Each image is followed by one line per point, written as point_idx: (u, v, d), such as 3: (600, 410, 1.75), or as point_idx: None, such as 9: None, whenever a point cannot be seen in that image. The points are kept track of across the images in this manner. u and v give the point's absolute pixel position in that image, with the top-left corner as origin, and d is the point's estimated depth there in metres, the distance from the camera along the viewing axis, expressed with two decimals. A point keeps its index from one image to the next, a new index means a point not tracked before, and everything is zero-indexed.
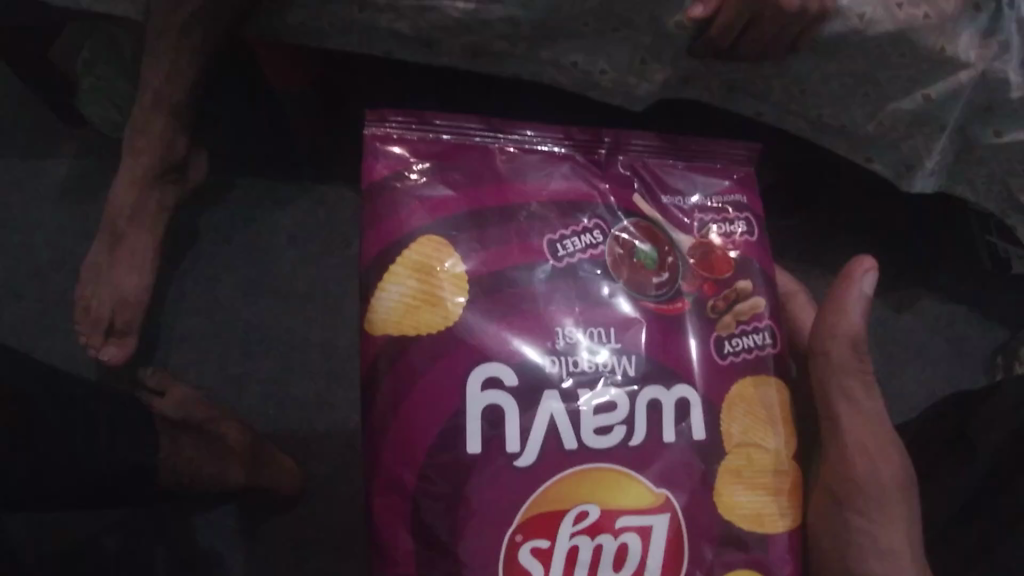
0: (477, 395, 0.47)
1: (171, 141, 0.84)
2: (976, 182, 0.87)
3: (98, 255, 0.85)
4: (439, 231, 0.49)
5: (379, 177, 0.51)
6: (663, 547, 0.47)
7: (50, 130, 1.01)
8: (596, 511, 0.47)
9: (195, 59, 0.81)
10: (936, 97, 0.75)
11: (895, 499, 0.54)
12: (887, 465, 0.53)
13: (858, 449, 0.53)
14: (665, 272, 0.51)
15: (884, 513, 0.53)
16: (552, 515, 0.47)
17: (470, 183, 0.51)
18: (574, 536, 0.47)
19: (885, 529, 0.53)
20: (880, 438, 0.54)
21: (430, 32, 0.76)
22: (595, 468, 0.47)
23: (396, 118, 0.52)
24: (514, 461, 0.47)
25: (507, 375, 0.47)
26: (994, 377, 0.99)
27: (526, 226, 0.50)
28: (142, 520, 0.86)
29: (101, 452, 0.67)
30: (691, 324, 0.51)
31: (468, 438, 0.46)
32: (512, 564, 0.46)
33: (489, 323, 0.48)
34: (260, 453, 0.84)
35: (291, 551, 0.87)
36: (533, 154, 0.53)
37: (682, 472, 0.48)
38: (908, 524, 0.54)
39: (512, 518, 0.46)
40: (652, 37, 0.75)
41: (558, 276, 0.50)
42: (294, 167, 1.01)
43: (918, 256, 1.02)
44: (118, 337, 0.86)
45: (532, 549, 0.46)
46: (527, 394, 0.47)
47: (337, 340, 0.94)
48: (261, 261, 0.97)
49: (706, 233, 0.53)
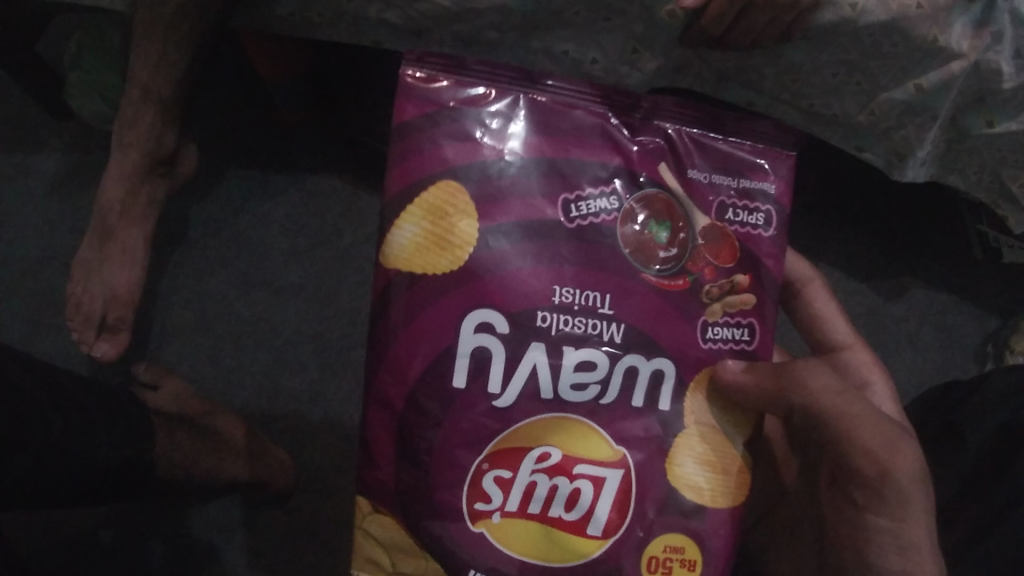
0: (474, 345, 0.46)
1: (161, 136, 0.83)
2: (967, 172, 0.87)
3: (89, 251, 0.84)
4: (457, 179, 0.47)
5: (410, 117, 0.48)
6: (613, 497, 0.47)
7: (39, 123, 1.00)
8: (557, 454, 0.47)
9: (182, 51, 0.80)
10: (927, 87, 0.75)
11: (921, 490, 0.51)
12: (908, 458, 0.51)
13: (863, 450, 0.51)
14: (674, 248, 0.49)
15: (910, 511, 0.50)
16: (519, 449, 0.47)
17: (495, 136, 0.47)
18: (534, 473, 0.47)
19: (910, 528, 0.50)
20: (887, 431, 0.51)
21: (420, 20, 0.76)
22: (566, 418, 0.47)
23: (432, 59, 0.48)
24: (495, 402, 0.47)
25: (502, 324, 0.47)
26: (984, 366, 0.99)
27: (536, 184, 0.48)
28: (136, 515, 0.86)
29: (98, 446, 0.67)
30: (687, 306, 0.49)
31: (454, 375, 0.46)
32: (473, 490, 0.47)
33: (481, 279, 0.47)
34: (255, 449, 0.84)
35: (285, 544, 0.87)
36: (567, 109, 0.49)
37: (636, 427, 0.48)
38: (933, 517, 0.51)
39: (479, 448, 0.47)
40: (643, 26, 0.74)
41: (565, 234, 0.48)
42: (284, 155, 1.00)
43: (908, 244, 1.03)
44: (112, 332, 0.85)
45: (495, 478, 0.47)
46: (520, 345, 0.47)
47: (330, 332, 0.94)
48: (252, 253, 0.97)
49: (724, 217, 0.50)
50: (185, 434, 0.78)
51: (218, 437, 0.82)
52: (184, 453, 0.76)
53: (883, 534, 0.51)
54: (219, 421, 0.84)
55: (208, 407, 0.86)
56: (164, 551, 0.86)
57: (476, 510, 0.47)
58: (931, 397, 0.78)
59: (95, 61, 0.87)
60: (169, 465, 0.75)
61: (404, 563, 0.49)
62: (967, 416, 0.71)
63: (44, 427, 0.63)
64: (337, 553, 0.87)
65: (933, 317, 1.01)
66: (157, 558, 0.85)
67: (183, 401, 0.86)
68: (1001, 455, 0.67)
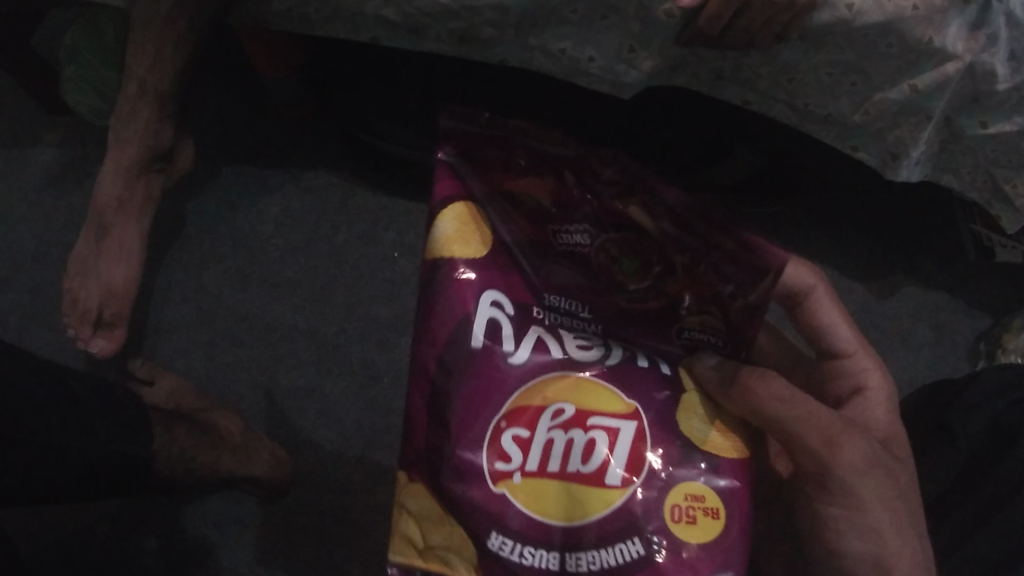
0: (485, 317, 0.44)
1: (157, 131, 0.83)
2: (961, 172, 0.88)
3: (85, 247, 0.84)
4: (471, 204, 0.46)
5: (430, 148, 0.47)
6: (630, 451, 0.43)
7: (35, 119, 1.00)
8: (571, 409, 0.43)
9: (179, 47, 0.81)
10: (923, 87, 0.76)
11: (877, 482, 0.48)
12: (853, 449, 0.47)
13: (806, 450, 0.47)
14: (648, 280, 0.47)
15: (864, 506, 0.48)
16: (531, 407, 0.43)
17: (491, 178, 0.47)
18: (550, 431, 0.43)
19: (870, 525, 0.48)
20: (830, 424, 0.47)
21: (417, 15, 0.77)
22: (570, 375, 0.44)
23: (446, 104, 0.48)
24: (508, 358, 0.44)
25: (510, 304, 0.45)
26: (977, 364, 0.99)
27: (525, 223, 0.47)
28: (130, 511, 0.86)
29: (96, 442, 0.67)
30: (657, 331, 0.47)
31: (473, 331, 0.43)
32: (492, 446, 0.42)
33: (497, 263, 0.45)
34: (250, 445, 0.84)
35: (279, 541, 0.86)
36: (549, 152, 0.48)
37: (649, 388, 0.44)
38: (895, 507, 0.49)
39: (500, 405, 0.43)
40: (641, 25, 0.75)
41: (548, 263, 0.46)
42: (280, 150, 1.02)
43: (900, 241, 1.04)
44: (108, 329, 0.84)
45: (514, 438, 0.43)
46: (529, 321, 0.45)
47: (325, 329, 0.94)
48: (248, 248, 0.98)
49: (695, 270, 0.46)
50: (183, 431, 0.78)
51: (216, 432, 0.82)
52: (182, 449, 0.76)
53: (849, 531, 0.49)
54: (216, 417, 0.84)
55: (204, 402, 0.86)
56: (158, 548, 0.86)
57: (497, 470, 0.42)
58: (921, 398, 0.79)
59: (92, 57, 0.87)
60: (168, 462, 0.75)
61: (432, 533, 0.43)
62: (957, 413, 0.72)
63: (42, 423, 0.63)
64: (331, 550, 0.86)
65: (925, 316, 1.01)
66: (151, 554, 0.85)
67: (179, 396, 0.86)
68: (994, 452, 0.68)
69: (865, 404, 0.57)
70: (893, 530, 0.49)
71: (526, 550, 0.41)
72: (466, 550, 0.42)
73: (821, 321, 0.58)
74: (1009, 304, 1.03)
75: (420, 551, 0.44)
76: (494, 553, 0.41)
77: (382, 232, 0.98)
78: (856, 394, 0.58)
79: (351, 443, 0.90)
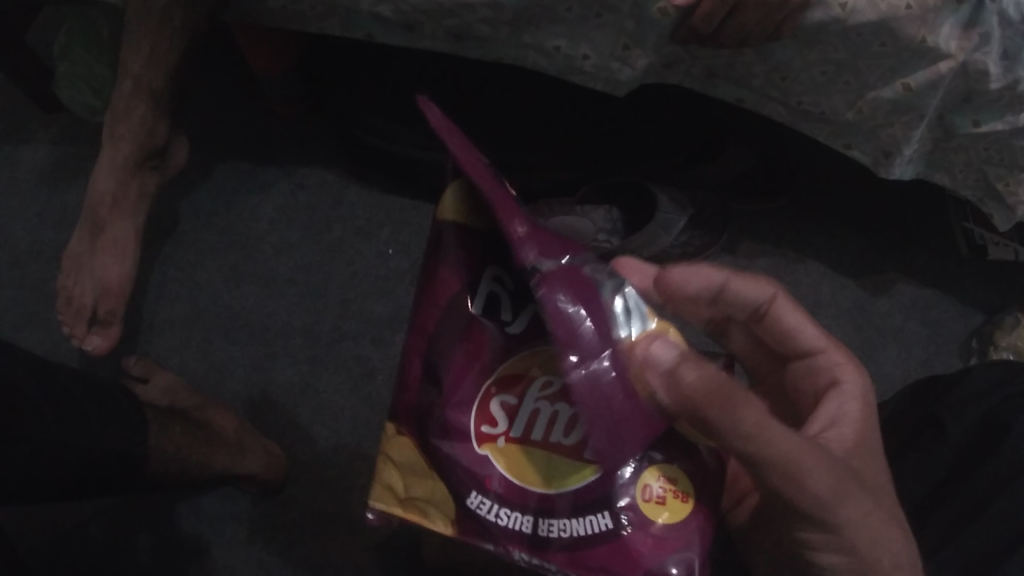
0: (486, 293, 0.47)
1: (152, 129, 0.82)
2: (953, 170, 0.89)
3: (80, 245, 0.83)
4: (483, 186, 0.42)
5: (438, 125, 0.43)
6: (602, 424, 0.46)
7: (31, 119, 1.01)
8: (558, 382, 0.47)
9: (175, 45, 0.81)
10: (915, 87, 0.76)
11: (850, 501, 0.45)
12: (823, 474, 0.43)
13: (860, 447, 0.49)
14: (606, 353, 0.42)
15: (841, 526, 0.45)
16: (520, 378, 0.47)
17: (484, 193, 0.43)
18: (537, 401, 0.47)
19: (844, 543, 0.46)
20: (797, 448, 0.42)
21: (412, 13, 0.78)
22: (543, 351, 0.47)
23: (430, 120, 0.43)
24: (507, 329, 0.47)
25: (509, 278, 0.48)
26: (969, 361, 0.99)
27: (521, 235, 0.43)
28: (124, 507, 0.86)
29: (93, 437, 0.67)
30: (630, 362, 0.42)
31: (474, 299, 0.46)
32: (480, 411, 0.47)
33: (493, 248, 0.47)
34: (245, 442, 0.84)
35: (273, 539, 0.86)
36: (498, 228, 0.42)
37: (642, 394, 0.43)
38: (875, 527, 0.46)
39: (490, 371, 0.47)
40: (635, 23, 0.75)
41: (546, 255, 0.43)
42: (275, 148, 1.04)
43: (890, 237, 1.05)
44: (102, 325, 0.84)
45: (501, 404, 0.47)
46: (527, 301, 0.48)
47: (320, 326, 0.95)
48: (242, 245, 0.99)
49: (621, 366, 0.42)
50: (178, 427, 0.78)
51: (210, 428, 0.82)
52: (178, 445, 0.76)
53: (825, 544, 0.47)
54: (210, 413, 0.84)
55: (198, 399, 0.86)
56: (152, 545, 0.85)
57: (483, 433, 0.47)
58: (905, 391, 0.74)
59: (86, 54, 0.87)
60: (163, 458, 0.74)
61: (413, 485, 0.50)
62: (949, 409, 0.66)
63: (38, 419, 0.63)
64: (323, 548, 0.85)
65: (918, 313, 1.01)
66: (145, 552, 0.85)
67: (173, 393, 0.86)
68: (982, 450, 0.64)
69: (843, 397, 0.51)
70: (867, 549, 0.46)
71: (502, 511, 0.46)
72: (443, 506, 0.48)
73: (790, 324, 0.52)
74: (1001, 301, 1.03)
75: (400, 499, 0.51)
76: (471, 509, 0.46)
77: (376, 230, 0.99)
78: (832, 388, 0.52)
79: (344, 441, 0.90)
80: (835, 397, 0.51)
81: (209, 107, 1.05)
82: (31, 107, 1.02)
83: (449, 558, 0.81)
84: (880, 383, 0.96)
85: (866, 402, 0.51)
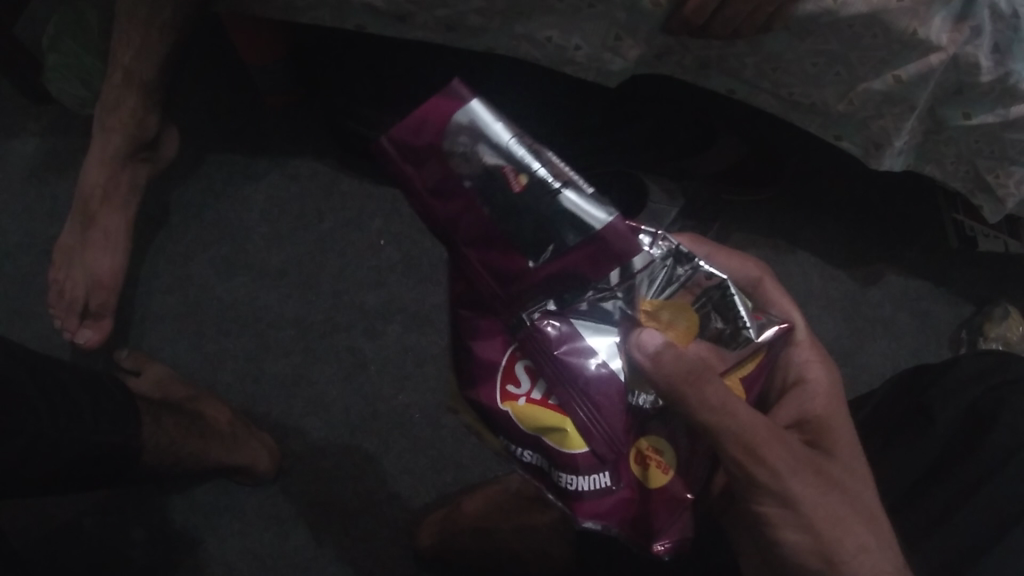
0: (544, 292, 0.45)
1: (142, 120, 0.82)
2: (943, 161, 0.89)
3: (70, 238, 0.83)
4: (460, 227, 0.45)
5: (407, 169, 0.45)
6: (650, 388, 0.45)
7: (19, 111, 1.01)
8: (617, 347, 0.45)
9: (166, 36, 0.81)
10: (906, 78, 0.76)
11: (805, 479, 0.48)
12: (778, 455, 0.47)
13: (834, 437, 0.52)
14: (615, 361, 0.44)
15: (801, 505, 0.48)
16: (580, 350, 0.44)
17: (462, 219, 0.44)
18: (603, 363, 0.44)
19: (806, 521, 0.48)
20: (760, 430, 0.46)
21: (403, 4, 0.77)
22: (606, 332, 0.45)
23: (405, 166, 0.45)
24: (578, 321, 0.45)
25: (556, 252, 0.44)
26: (960, 351, 0.99)
27: (516, 233, 0.44)
28: (116, 500, 0.86)
29: (88, 431, 0.67)
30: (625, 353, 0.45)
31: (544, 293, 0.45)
32: (505, 370, 0.47)
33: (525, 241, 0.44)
34: (238, 433, 0.84)
35: (267, 530, 0.86)
36: (481, 260, 0.45)
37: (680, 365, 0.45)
38: (832, 507, 0.48)
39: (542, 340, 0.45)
40: (627, 14, 0.74)
41: (547, 234, 0.43)
42: (265, 139, 1.03)
43: (882, 229, 1.06)
44: (94, 319, 0.83)
45: (525, 365, 0.46)
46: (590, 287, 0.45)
47: (311, 317, 0.95)
48: (233, 236, 0.98)
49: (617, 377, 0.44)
50: (171, 419, 0.77)
51: (203, 421, 0.82)
52: (172, 437, 0.76)
53: (790, 526, 0.48)
54: (203, 405, 0.83)
55: (190, 392, 0.85)
56: (144, 539, 0.85)
57: (508, 391, 0.46)
58: (893, 378, 0.75)
59: (73, 45, 0.86)
60: (156, 450, 0.74)
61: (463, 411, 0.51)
62: (934, 398, 0.67)
63: (31, 412, 0.63)
64: (318, 539, 0.85)
65: (908, 304, 1.02)
66: (138, 545, 0.84)
67: (165, 387, 0.85)
68: (966, 440, 0.64)
69: (806, 397, 0.54)
70: (830, 527, 0.48)
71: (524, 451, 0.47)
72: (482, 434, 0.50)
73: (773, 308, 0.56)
74: (989, 294, 1.04)
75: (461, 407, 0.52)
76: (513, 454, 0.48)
77: (368, 221, 1.00)
78: (795, 387, 0.55)
79: (338, 432, 0.90)
80: (798, 396, 0.54)
81: (199, 97, 1.05)
82: (18, 100, 1.02)
83: (444, 547, 0.82)
84: (871, 372, 0.97)
85: (832, 391, 0.54)
